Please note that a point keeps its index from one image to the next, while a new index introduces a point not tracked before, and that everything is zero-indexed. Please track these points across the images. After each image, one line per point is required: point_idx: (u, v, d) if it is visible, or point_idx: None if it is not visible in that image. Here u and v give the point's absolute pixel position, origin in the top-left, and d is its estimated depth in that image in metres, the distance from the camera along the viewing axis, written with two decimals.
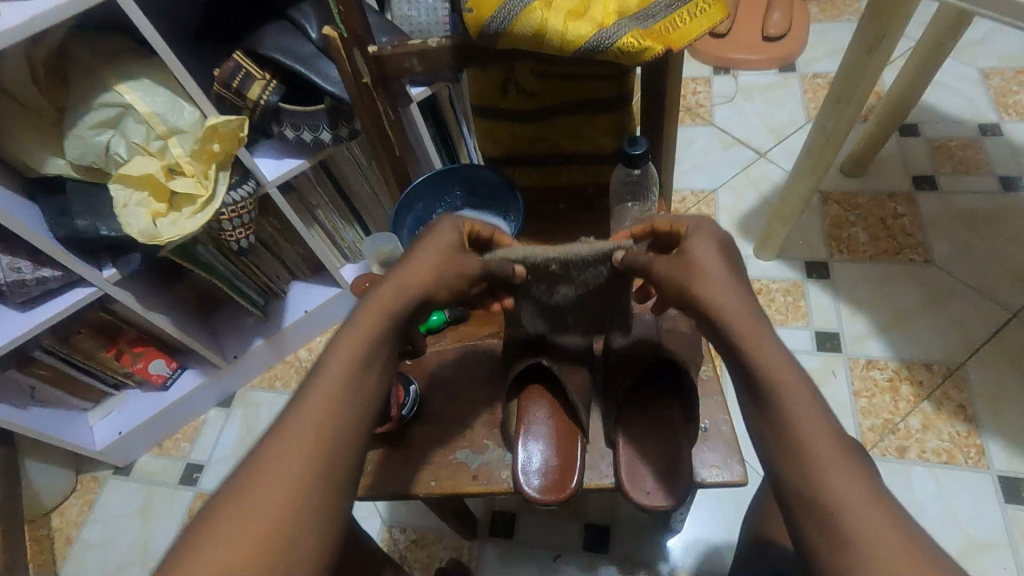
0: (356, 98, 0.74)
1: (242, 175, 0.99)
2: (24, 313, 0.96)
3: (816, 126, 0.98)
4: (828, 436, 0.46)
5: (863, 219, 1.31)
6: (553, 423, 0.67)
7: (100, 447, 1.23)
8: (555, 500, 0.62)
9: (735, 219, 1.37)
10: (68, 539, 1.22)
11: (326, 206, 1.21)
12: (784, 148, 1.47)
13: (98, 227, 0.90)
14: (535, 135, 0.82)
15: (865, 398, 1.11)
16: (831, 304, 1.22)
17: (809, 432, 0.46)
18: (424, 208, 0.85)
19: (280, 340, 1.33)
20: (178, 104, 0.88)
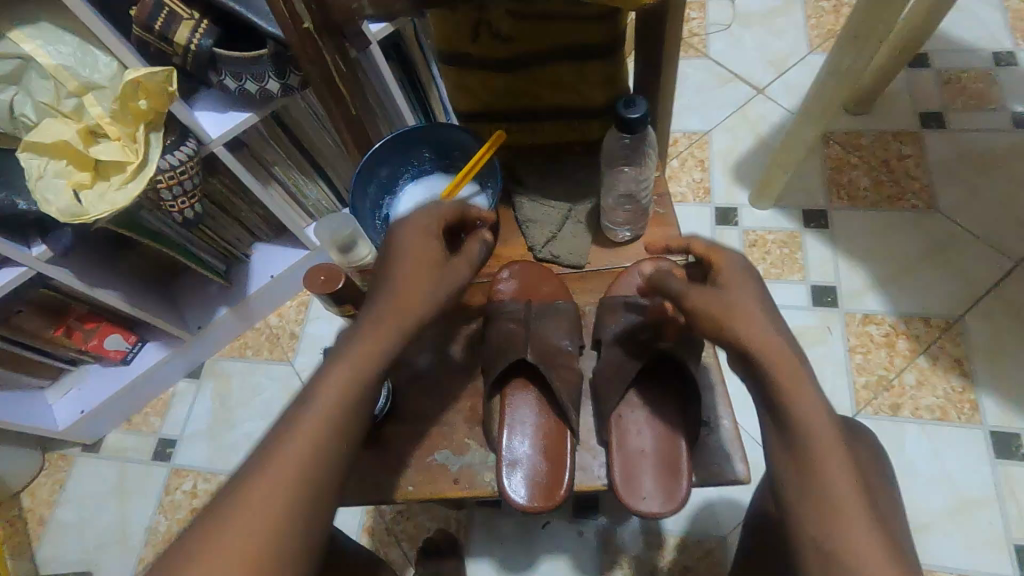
0: (299, 49, 0.63)
1: (179, 134, 0.86)
2: None
3: (830, 66, 0.89)
4: (839, 459, 0.48)
5: (865, 162, 1.23)
6: (540, 421, 0.64)
7: (62, 427, 1.16)
8: (545, 504, 0.60)
9: (729, 163, 1.28)
10: (42, 520, 1.18)
11: (284, 163, 1.09)
12: (784, 82, 1.35)
13: (15, 200, 0.78)
14: (512, 87, 0.71)
15: (860, 354, 1.07)
16: (828, 257, 1.16)
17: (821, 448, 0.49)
18: (388, 175, 0.73)
19: (247, 308, 1.24)
20: (89, 53, 0.74)
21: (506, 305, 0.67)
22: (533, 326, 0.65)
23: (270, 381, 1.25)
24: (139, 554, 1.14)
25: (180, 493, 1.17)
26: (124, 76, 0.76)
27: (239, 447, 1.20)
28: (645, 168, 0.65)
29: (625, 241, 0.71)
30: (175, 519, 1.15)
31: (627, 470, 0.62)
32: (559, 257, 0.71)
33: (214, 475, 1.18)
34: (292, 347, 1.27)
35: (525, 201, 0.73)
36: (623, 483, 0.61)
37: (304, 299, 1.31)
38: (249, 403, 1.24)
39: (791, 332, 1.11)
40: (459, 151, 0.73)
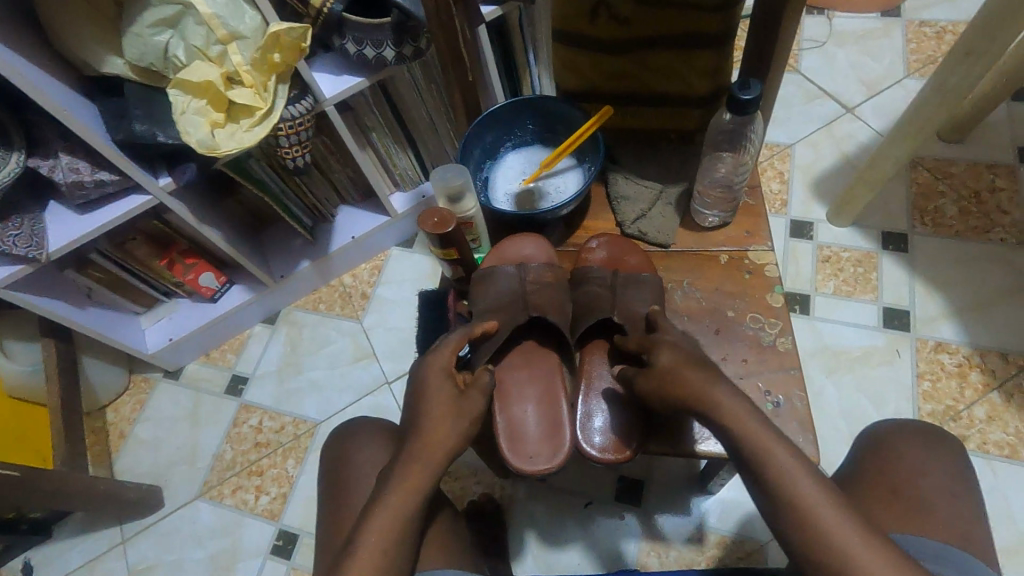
0: (432, 12, 0.68)
1: (301, 90, 0.95)
2: (84, 216, 0.97)
3: (932, 84, 0.89)
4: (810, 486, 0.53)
5: (954, 191, 1.21)
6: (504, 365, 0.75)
7: (151, 351, 1.27)
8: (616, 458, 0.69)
9: (810, 178, 1.27)
10: (122, 434, 1.28)
11: (381, 129, 1.16)
12: (876, 104, 1.33)
13: (156, 134, 0.87)
14: (620, 70, 0.75)
15: (928, 381, 1.06)
16: (905, 281, 1.14)
17: (798, 483, 0.53)
18: (493, 141, 0.78)
19: (326, 264, 1.32)
20: (238, 6, 0.82)
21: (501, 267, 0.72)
22: (619, 294, 0.69)
23: (339, 334, 1.32)
24: (204, 477, 1.22)
25: (247, 428, 1.25)
26: (265, 31, 0.83)
27: (304, 392, 1.28)
28: (749, 156, 0.68)
29: (712, 225, 0.74)
30: (240, 450, 1.23)
31: (545, 422, 0.71)
32: (646, 234, 0.74)
33: (279, 415, 1.26)
34: (362, 306, 1.34)
35: (619, 177, 0.77)
36: (536, 441, 0.70)
37: (378, 263, 1.38)
38: (317, 352, 1.31)
39: (857, 350, 1.10)
40: (562, 125, 0.78)
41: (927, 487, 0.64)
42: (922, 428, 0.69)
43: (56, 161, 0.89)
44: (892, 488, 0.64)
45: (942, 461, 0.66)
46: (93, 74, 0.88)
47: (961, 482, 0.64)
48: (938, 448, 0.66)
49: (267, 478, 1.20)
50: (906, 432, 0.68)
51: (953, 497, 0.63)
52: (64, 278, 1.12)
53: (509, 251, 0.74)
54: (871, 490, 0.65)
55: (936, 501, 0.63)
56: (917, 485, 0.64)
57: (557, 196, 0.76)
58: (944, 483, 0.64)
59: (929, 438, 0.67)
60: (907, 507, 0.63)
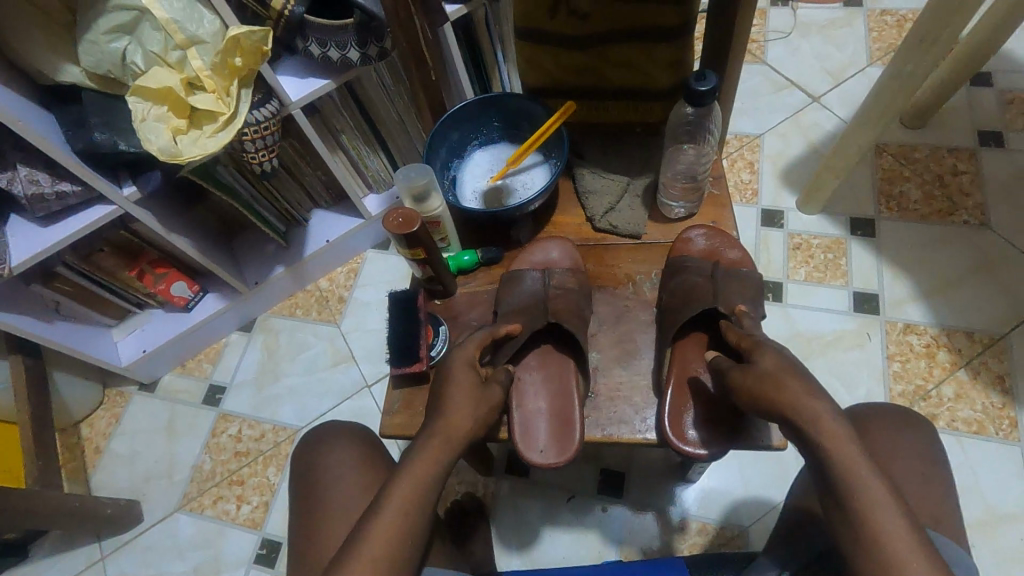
0: (390, 12, 0.68)
1: (264, 93, 0.93)
2: (47, 228, 0.95)
3: (890, 71, 0.91)
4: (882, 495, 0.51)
5: (918, 175, 1.23)
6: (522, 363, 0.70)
7: (125, 363, 1.24)
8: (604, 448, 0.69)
9: (779, 167, 1.29)
10: (97, 449, 1.26)
11: (350, 131, 1.15)
12: (841, 92, 1.36)
13: (117, 142, 0.86)
14: (582, 65, 0.75)
15: (898, 362, 1.08)
16: (872, 265, 1.16)
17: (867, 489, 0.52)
18: (459, 139, 0.78)
19: (302, 269, 1.31)
20: (196, 10, 0.81)
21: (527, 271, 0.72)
22: (719, 283, 0.66)
23: (317, 339, 1.31)
24: (183, 489, 1.20)
25: (226, 437, 1.24)
26: (226, 34, 0.83)
27: (283, 399, 1.26)
28: (712, 145, 0.69)
29: (678, 216, 0.75)
30: (219, 460, 1.22)
31: (555, 417, 0.66)
32: (617, 227, 0.74)
33: (258, 423, 1.24)
34: (339, 310, 1.33)
35: (585, 172, 0.77)
36: (545, 436, 0.65)
37: (354, 266, 1.37)
38: (295, 358, 1.30)
39: (829, 334, 1.12)
40: (528, 122, 0.78)
41: (899, 469, 0.65)
42: (901, 413, 0.70)
43: (15, 173, 0.88)
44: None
45: (914, 444, 0.67)
46: (49, 83, 0.86)
47: (932, 464, 0.66)
48: (911, 432, 0.68)
49: (248, 487, 1.19)
50: (883, 417, 0.70)
51: (924, 479, 0.65)
52: (30, 293, 1.10)
53: (532, 254, 0.74)
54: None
55: (908, 482, 0.64)
56: (891, 466, 0.66)
57: (525, 192, 0.76)
58: (915, 464, 0.66)
59: (901, 422, 0.69)
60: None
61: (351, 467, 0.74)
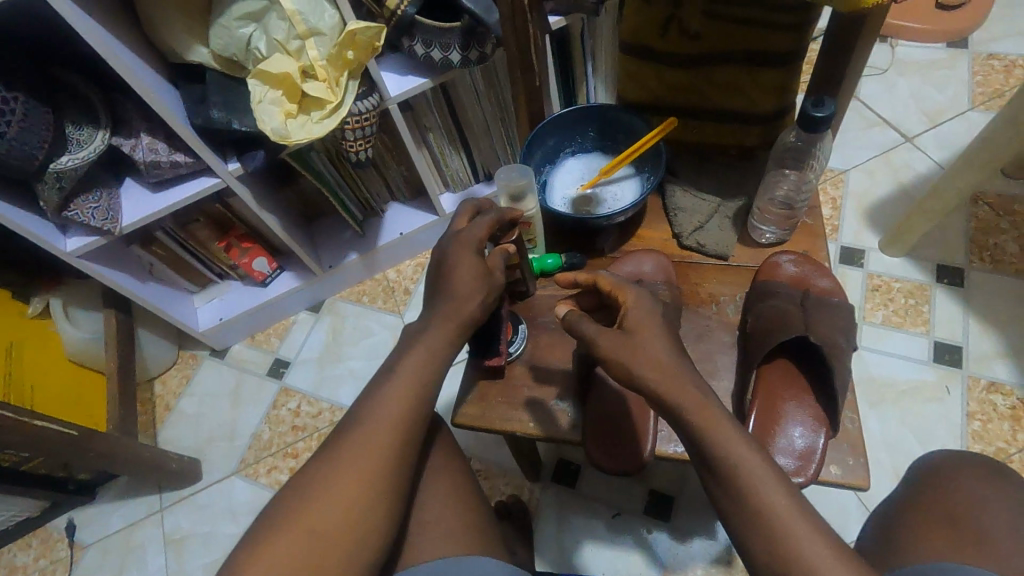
0: (508, 17, 0.71)
1: (369, 86, 0.98)
2: (157, 194, 1.02)
3: (1003, 116, 0.88)
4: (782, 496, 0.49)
5: (1017, 228, 1.17)
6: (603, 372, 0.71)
7: (202, 329, 1.31)
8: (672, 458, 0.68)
9: (863, 206, 1.25)
10: (167, 407, 1.33)
11: (438, 130, 1.19)
12: (938, 135, 1.31)
13: (232, 121, 0.92)
14: (685, 83, 0.76)
15: (979, 421, 1.02)
16: (958, 316, 1.11)
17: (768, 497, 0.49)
18: (554, 145, 0.80)
19: (373, 258, 1.35)
20: (320, 4, 0.86)
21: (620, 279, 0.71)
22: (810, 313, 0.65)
23: (380, 327, 1.35)
24: (241, 455, 1.26)
25: (285, 410, 1.29)
26: (343, 29, 0.88)
27: (342, 380, 1.31)
28: (816, 172, 0.69)
29: (767, 242, 0.74)
30: (277, 431, 1.27)
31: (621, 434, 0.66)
32: (704, 246, 0.74)
33: (317, 401, 1.29)
34: (404, 301, 1.37)
35: (677, 189, 0.77)
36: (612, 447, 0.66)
37: (423, 260, 1.41)
38: (358, 343, 1.34)
39: (904, 383, 1.07)
40: (623, 134, 0.79)
41: (984, 519, 0.61)
42: (990, 463, 0.66)
43: (138, 141, 0.95)
44: (950, 521, 0.62)
45: (999, 494, 0.63)
46: (178, 61, 0.93)
47: (1021, 516, 0.62)
48: (1000, 482, 0.64)
49: (301, 461, 1.23)
50: (965, 466, 0.66)
51: (1016, 531, 0.60)
52: (129, 253, 1.18)
53: (624, 266, 0.73)
54: (925, 521, 0.63)
55: (998, 535, 0.60)
56: (978, 517, 0.62)
57: (613, 204, 0.76)
58: (1005, 517, 0.61)
59: (986, 472, 0.65)
60: (963, 539, 0.61)
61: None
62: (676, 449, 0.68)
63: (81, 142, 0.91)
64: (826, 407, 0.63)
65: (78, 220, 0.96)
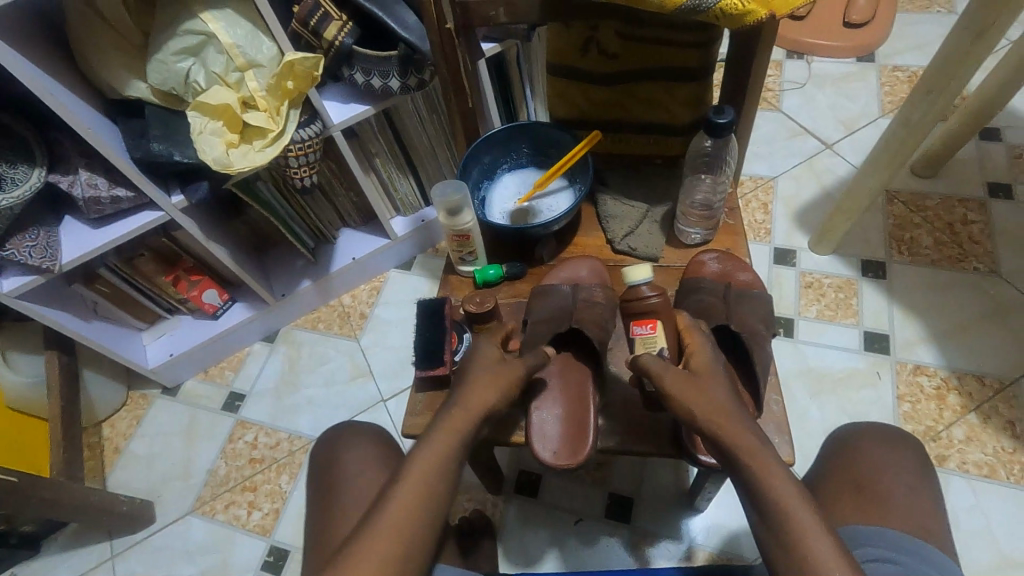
0: (437, 45, 0.75)
1: (310, 114, 1.00)
2: (98, 230, 1.01)
3: (899, 119, 0.96)
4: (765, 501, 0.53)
5: (929, 222, 1.27)
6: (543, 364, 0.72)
7: (152, 366, 1.29)
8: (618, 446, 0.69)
9: (792, 209, 1.33)
10: (117, 449, 1.29)
11: (384, 156, 1.22)
12: (854, 141, 1.41)
13: (173, 153, 0.93)
14: (608, 100, 0.81)
15: (909, 403, 1.09)
16: (883, 306, 1.19)
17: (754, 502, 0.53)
18: (489, 162, 0.84)
19: (327, 284, 1.36)
20: (257, 37, 0.89)
21: (556, 285, 0.74)
22: (732, 304, 0.70)
23: (337, 352, 1.34)
24: (196, 493, 1.22)
25: (242, 443, 1.27)
26: (282, 60, 0.91)
27: (300, 409, 1.29)
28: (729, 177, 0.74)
29: (694, 242, 0.78)
30: (234, 466, 1.24)
31: (568, 425, 0.67)
32: (635, 249, 0.78)
33: (275, 431, 1.27)
34: (360, 326, 1.37)
35: (607, 199, 0.82)
36: (559, 439, 0.66)
37: (377, 284, 1.41)
38: (315, 370, 1.33)
39: (840, 372, 1.13)
40: (555, 149, 0.83)
41: (888, 484, 0.67)
42: (895, 433, 0.72)
43: (76, 177, 0.94)
44: (858, 487, 0.68)
45: (902, 459, 0.69)
46: (116, 97, 0.94)
47: (922, 479, 0.68)
48: (901, 448, 0.70)
49: (260, 494, 1.21)
50: (870, 436, 0.72)
51: (916, 491, 0.67)
52: (72, 292, 1.15)
53: (563, 273, 0.77)
54: (838, 488, 0.69)
55: (901, 494, 0.66)
56: (882, 482, 0.68)
57: (548, 213, 0.80)
58: (908, 479, 0.68)
59: (893, 440, 0.71)
60: (869, 501, 0.67)
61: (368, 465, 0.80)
62: (617, 442, 0.69)
63: (17, 180, 0.90)
64: (752, 391, 0.67)
65: (15, 258, 0.94)
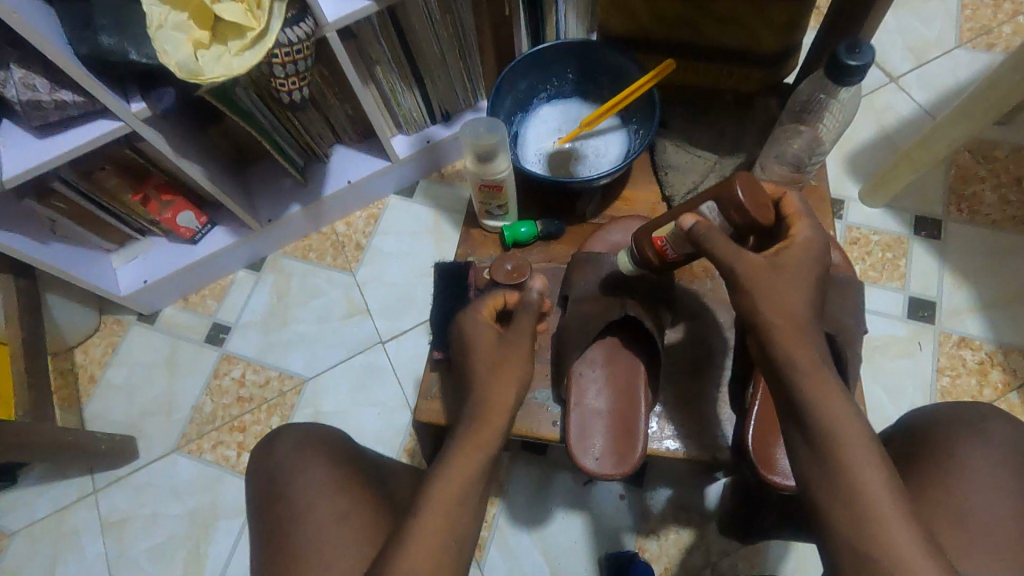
0: None
1: (299, 9, 0.81)
2: (41, 141, 0.84)
3: (1013, 60, 0.80)
4: None
5: (995, 176, 1.13)
6: (588, 353, 0.75)
7: (124, 293, 1.16)
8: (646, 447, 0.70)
9: (845, 151, 1.18)
10: (92, 378, 1.20)
11: (387, 64, 1.02)
12: (923, 75, 1.23)
13: (127, 51, 0.75)
14: (683, 19, 0.73)
15: (948, 376, 1.02)
16: (934, 268, 1.09)
17: None
18: (529, 91, 0.81)
19: (318, 210, 1.21)
20: None
21: None
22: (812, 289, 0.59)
23: (330, 286, 1.23)
24: (181, 430, 1.15)
25: (228, 380, 1.18)
26: None
27: (291, 345, 1.19)
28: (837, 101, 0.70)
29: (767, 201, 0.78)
30: (221, 404, 1.16)
31: (608, 420, 0.71)
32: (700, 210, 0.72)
33: (263, 369, 1.18)
34: (356, 258, 1.24)
35: (667, 145, 0.82)
36: (600, 436, 0.70)
37: (375, 211, 1.27)
38: (306, 303, 1.22)
39: (878, 339, 1.05)
40: (605, 78, 0.80)
41: (980, 489, 0.59)
42: (1003, 446, 0.62)
43: (8, 74, 0.77)
44: (957, 515, 0.59)
45: (991, 456, 0.61)
46: None
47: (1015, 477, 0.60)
48: (988, 444, 0.62)
49: (249, 435, 1.14)
50: (948, 433, 0.64)
51: (1013, 495, 0.59)
52: (23, 208, 0.99)
53: None
54: (926, 513, 0.60)
55: (998, 503, 0.59)
56: (973, 487, 0.60)
57: (590, 156, 0.80)
58: (1004, 486, 0.60)
59: (976, 432, 0.63)
60: (958, 532, 0.58)
61: (326, 479, 0.69)
62: None
63: None
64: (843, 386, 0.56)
65: None
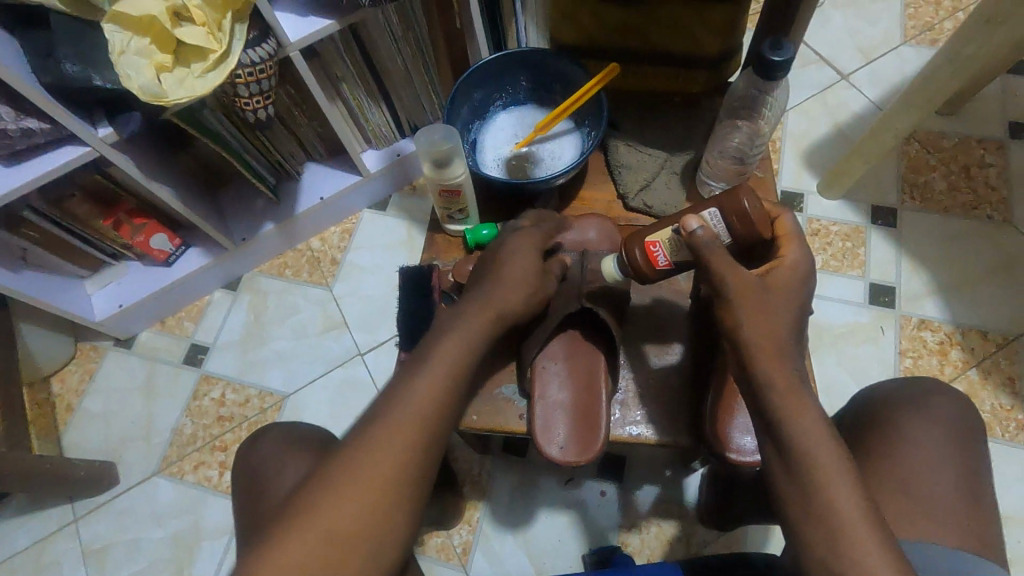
0: None
1: (261, 30, 0.83)
2: (9, 169, 0.85)
3: (945, 54, 0.85)
4: None
5: (944, 165, 1.18)
6: (550, 348, 0.77)
7: (99, 318, 1.16)
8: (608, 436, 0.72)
9: (801, 147, 1.23)
10: (69, 407, 1.19)
11: (353, 81, 1.04)
12: (872, 72, 1.29)
13: (92, 77, 0.76)
14: (628, 24, 0.78)
15: (910, 358, 1.06)
16: (891, 256, 1.13)
17: None
18: (487, 98, 0.84)
19: (292, 227, 1.22)
20: None
21: None
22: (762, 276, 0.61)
23: (307, 302, 1.23)
24: (161, 454, 1.15)
25: (208, 400, 1.18)
26: None
27: (269, 363, 1.20)
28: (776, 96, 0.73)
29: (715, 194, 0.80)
30: (201, 424, 1.16)
31: (569, 412, 0.73)
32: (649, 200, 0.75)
33: (243, 387, 1.18)
34: (331, 273, 1.25)
35: (619, 144, 0.86)
36: (560, 428, 0.72)
37: (349, 226, 1.28)
38: (283, 320, 1.23)
39: (842, 326, 1.08)
40: (558, 85, 0.83)
41: (927, 459, 0.62)
42: (947, 418, 0.65)
43: None
44: (906, 488, 0.61)
45: (937, 428, 0.64)
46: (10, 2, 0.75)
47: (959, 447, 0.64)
48: (933, 418, 0.65)
49: (231, 454, 1.14)
50: (894, 409, 0.67)
51: (959, 464, 0.62)
52: None
53: None
54: (881, 488, 0.62)
55: (946, 472, 0.62)
56: (921, 458, 0.62)
57: (546, 159, 0.82)
58: (951, 457, 0.63)
59: (921, 406, 0.66)
60: (912, 503, 0.61)
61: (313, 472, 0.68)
62: None
63: None
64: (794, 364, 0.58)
65: None
